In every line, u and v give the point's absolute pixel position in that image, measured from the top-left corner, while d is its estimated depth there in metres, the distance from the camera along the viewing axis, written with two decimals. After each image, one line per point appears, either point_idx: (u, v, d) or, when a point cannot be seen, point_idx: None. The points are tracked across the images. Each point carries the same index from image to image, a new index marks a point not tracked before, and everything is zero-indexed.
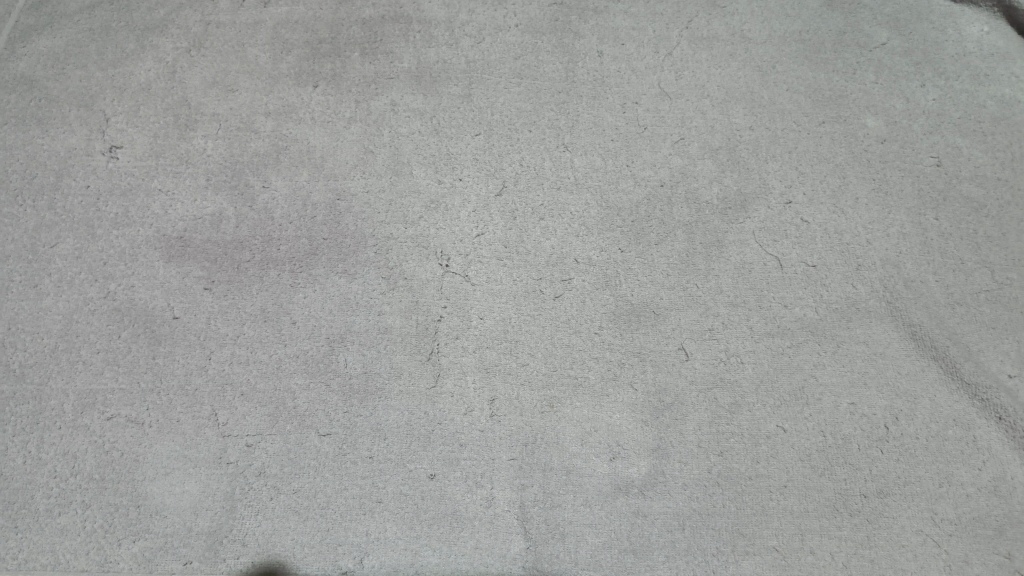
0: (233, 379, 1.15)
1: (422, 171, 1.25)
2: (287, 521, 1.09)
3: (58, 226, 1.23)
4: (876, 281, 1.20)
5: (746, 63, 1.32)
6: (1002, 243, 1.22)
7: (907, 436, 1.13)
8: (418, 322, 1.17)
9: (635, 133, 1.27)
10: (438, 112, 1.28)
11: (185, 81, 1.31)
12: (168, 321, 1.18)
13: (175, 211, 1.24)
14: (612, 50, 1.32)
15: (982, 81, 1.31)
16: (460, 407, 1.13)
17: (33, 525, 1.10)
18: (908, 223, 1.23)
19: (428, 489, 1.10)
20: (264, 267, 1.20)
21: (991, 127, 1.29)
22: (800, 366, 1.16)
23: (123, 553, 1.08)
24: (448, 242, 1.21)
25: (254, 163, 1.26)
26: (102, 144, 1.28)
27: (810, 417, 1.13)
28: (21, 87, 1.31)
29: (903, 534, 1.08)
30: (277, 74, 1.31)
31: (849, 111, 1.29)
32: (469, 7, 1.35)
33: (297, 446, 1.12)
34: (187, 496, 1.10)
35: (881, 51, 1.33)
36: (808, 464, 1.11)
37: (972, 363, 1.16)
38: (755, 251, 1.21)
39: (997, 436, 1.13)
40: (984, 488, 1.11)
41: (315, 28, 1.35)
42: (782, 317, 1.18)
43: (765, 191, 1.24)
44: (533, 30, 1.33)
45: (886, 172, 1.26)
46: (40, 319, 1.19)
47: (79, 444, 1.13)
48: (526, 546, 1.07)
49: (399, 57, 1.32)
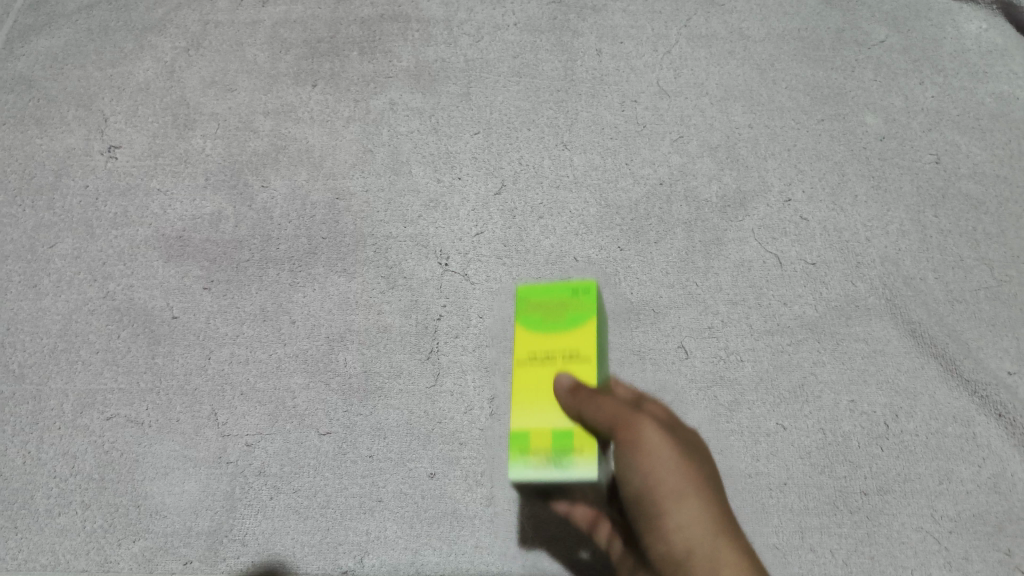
0: (233, 379, 1.15)
1: (421, 170, 1.25)
2: (287, 521, 1.09)
3: (57, 226, 1.23)
4: (875, 278, 1.20)
5: (744, 61, 1.31)
6: (1002, 240, 1.22)
7: (907, 433, 1.13)
8: (417, 321, 1.17)
9: (634, 131, 1.27)
10: (437, 111, 1.28)
11: (184, 80, 1.31)
12: (168, 321, 1.18)
13: (174, 211, 1.24)
14: (611, 48, 1.32)
15: (981, 78, 1.31)
16: (460, 406, 1.13)
17: (33, 526, 1.10)
18: (907, 221, 1.23)
19: (428, 487, 1.10)
20: (264, 267, 1.20)
21: (990, 124, 1.28)
22: (800, 363, 1.16)
23: (124, 552, 1.08)
24: (448, 241, 1.21)
25: (253, 162, 1.26)
26: (101, 144, 1.27)
27: (810, 414, 1.14)
28: (20, 87, 1.31)
29: (904, 532, 1.08)
30: (276, 73, 1.31)
31: (847, 109, 1.29)
32: (468, 6, 1.35)
33: (297, 445, 1.12)
34: (187, 496, 1.10)
35: (880, 48, 1.33)
36: (809, 461, 1.11)
37: (971, 360, 1.16)
38: (754, 249, 1.21)
39: (997, 433, 1.13)
40: (984, 485, 1.11)
41: (313, 27, 1.35)
42: (781, 314, 1.18)
43: (764, 189, 1.24)
44: (531, 29, 1.33)
45: (885, 169, 1.26)
46: (40, 319, 1.19)
47: (79, 444, 1.14)
48: (526, 545, 1.07)
49: (398, 56, 1.32)
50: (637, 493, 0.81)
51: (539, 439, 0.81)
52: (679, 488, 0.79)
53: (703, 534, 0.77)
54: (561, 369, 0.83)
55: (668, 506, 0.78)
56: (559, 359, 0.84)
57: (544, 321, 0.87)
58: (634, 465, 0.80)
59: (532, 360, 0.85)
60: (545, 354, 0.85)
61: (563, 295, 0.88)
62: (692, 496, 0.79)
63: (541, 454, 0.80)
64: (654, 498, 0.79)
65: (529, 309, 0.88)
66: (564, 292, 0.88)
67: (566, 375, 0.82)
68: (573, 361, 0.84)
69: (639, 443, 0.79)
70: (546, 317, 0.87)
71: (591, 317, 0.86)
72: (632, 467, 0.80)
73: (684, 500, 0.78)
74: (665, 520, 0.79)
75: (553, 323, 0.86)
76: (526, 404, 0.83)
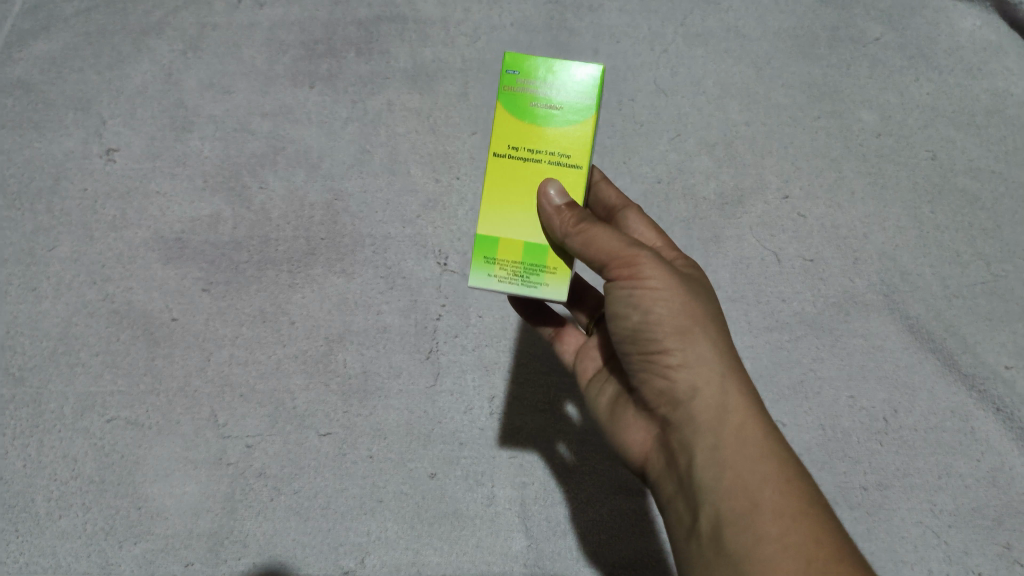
0: (232, 381, 1.16)
1: (419, 170, 1.24)
2: (288, 522, 1.10)
3: (55, 229, 1.23)
4: (873, 274, 1.21)
5: (741, 59, 1.31)
6: (998, 235, 1.23)
7: (905, 429, 1.14)
8: (417, 321, 1.17)
9: (632, 130, 1.27)
10: (434, 111, 1.27)
11: (180, 82, 1.30)
12: (166, 323, 1.18)
13: (172, 213, 1.24)
14: (608, 47, 1.31)
15: (976, 75, 1.31)
16: (460, 406, 1.14)
17: (34, 528, 1.11)
18: (904, 217, 1.23)
19: (429, 487, 1.11)
20: (262, 268, 1.20)
21: (985, 120, 1.29)
22: (799, 360, 1.16)
23: (125, 554, 1.10)
24: (446, 241, 1.21)
25: (251, 164, 1.25)
26: (99, 147, 1.27)
27: (809, 411, 1.15)
28: (18, 90, 1.31)
29: (903, 526, 1.10)
30: (272, 75, 1.29)
31: (844, 106, 1.29)
32: (465, 5, 1.32)
33: (297, 446, 1.13)
34: (188, 497, 1.12)
35: (876, 45, 1.32)
36: (808, 459, 1.13)
37: (969, 356, 1.17)
38: (752, 246, 1.21)
39: (995, 427, 1.14)
40: (982, 479, 1.12)
41: (309, 28, 1.32)
42: (780, 311, 1.18)
43: (761, 187, 1.24)
44: (528, 29, 1.31)
45: (881, 166, 1.26)
46: (39, 323, 1.19)
47: (79, 447, 1.14)
48: (527, 544, 1.10)
49: (395, 57, 1.30)
50: (634, 332, 0.86)
51: (509, 249, 0.91)
52: (681, 327, 0.84)
53: (706, 360, 0.83)
54: (545, 171, 0.90)
55: (669, 344, 0.84)
56: (540, 157, 0.90)
57: (529, 110, 0.90)
58: (634, 302, 0.85)
59: (512, 153, 0.89)
60: (526, 153, 0.90)
61: (558, 87, 0.90)
62: (698, 339, 0.84)
63: (509, 263, 0.91)
64: (656, 339, 0.84)
65: (517, 89, 0.89)
66: (559, 82, 0.90)
67: (555, 187, 0.87)
68: (557, 162, 0.89)
69: (643, 283, 0.85)
70: (534, 111, 0.90)
71: (590, 111, 0.89)
72: (633, 305, 0.85)
73: (691, 340, 0.84)
74: (667, 359, 0.84)
75: (542, 119, 0.90)
76: (498, 212, 0.91)
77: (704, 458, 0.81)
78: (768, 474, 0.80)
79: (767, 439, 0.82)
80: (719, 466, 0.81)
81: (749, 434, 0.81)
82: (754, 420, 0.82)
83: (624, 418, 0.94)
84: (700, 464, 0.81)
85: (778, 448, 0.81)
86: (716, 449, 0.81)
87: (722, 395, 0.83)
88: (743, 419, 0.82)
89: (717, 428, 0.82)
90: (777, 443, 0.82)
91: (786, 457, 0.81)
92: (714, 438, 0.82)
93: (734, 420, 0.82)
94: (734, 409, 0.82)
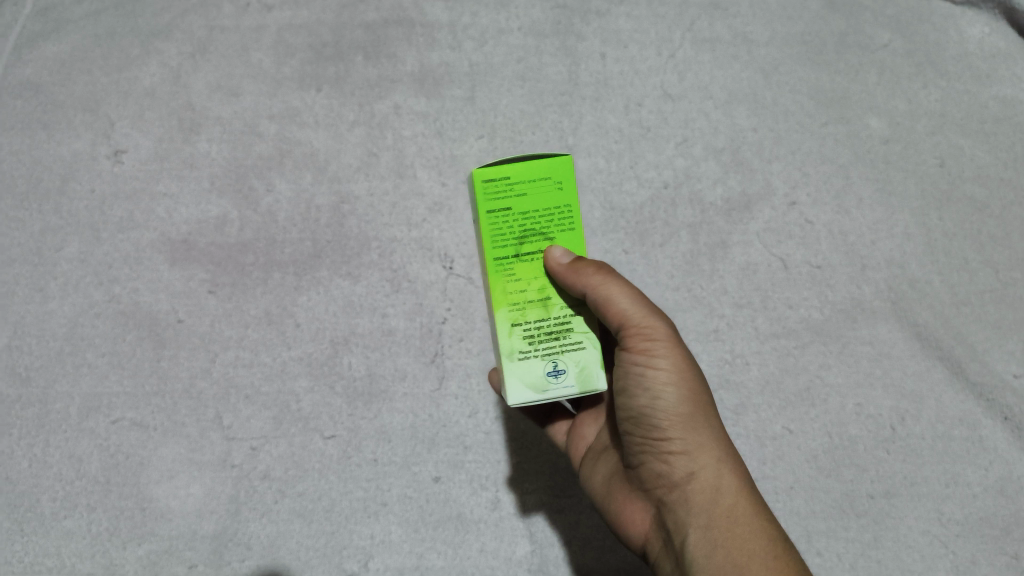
0: (237, 382, 1.16)
1: (425, 173, 1.24)
2: (292, 524, 1.11)
3: (63, 230, 1.24)
4: (880, 281, 1.20)
5: (748, 64, 1.30)
6: (1006, 243, 1.22)
7: (913, 437, 1.13)
8: (423, 324, 1.17)
9: (638, 134, 1.26)
10: (441, 115, 1.27)
11: (188, 85, 1.30)
12: (172, 325, 1.19)
13: (179, 215, 1.24)
14: (615, 51, 1.30)
15: (985, 81, 1.30)
16: (465, 410, 1.14)
17: (41, 528, 1.12)
18: (913, 224, 1.23)
19: (433, 491, 1.11)
20: (268, 271, 1.20)
21: (993, 127, 1.28)
22: (806, 366, 1.16)
23: (130, 555, 1.11)
24: (452, 245, 1.20)
25: (258, 166, 1.25)
26: (107, 148, 1.28)
27: (815, 418, 1.14)
28: (26, 92, 1.31)
29: (909, 535, 1.10)
30: (279, 78, 1.29)
31: (851, 112, 1.28)
32: (472, 9, 1.32)
33: (301, 449, 1.13)
34: (192, 499, 1.12)
35: (884, 51, 1.31)
36: (814, 465, 1.13)
37: (977, 363, 1.16)
38: (759, 252, 1.21)
39: (1002, 435, 1.13)
40: (991, 487, 1.11)
41: (317, 30, 1.32)
42: (787, 317, 1.18)
43: (769, 192, 1.24)
44: (536, 32, 1.31)
45: (888, 172, 1.25)
46: (46, 322, 1.20)
47: (84, 447, 1.14)
48: (531, 549, 1.10)
49: (401, 60, 1.30)
50: (639, 414, 0.84)
51: None
52: (687, 414, 0.83)
53: (703, 446, 0.83)
54: None
55: (672, 430, 0.83)
56: None
57: None
58: (644, 382, 0.83)
59: None
60: None
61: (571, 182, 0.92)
62: (700, 424, 0.84)
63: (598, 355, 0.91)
64: (659, 425, 0.83)
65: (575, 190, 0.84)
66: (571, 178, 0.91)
67: (560, 250, 0.83)
68: None
69: (654, 361, 0.83)
70: None
71: None
72: (641, 385, 0.83)
73: (693, 426, 0.83)
74: (668, 444, 0.83)
75: None
76: None
77: (699, 540, 0.80)
78: (761, 556, 0.78)
79: (764, 522, 0.80)
80: (713, 548, 0.79)
81: (742, 515, 0.80)
82: (748, 502, 0.82)
83: (619, 498, 0.91)
84: (694, 545, 0.80)
85: (772, 528, 0.80)
86: (709, 530, 0.80)
87: (718, 478, 0.82)
88: (738, 501, 0.81)
89: (711, 510, 0.81)
90: (772, 525, 0.81)
91: (779, 536, 0.79)
92: (707, 519, 0.81)
93: (728, 503, 0.81)
94: (731, 491, 0.82)
